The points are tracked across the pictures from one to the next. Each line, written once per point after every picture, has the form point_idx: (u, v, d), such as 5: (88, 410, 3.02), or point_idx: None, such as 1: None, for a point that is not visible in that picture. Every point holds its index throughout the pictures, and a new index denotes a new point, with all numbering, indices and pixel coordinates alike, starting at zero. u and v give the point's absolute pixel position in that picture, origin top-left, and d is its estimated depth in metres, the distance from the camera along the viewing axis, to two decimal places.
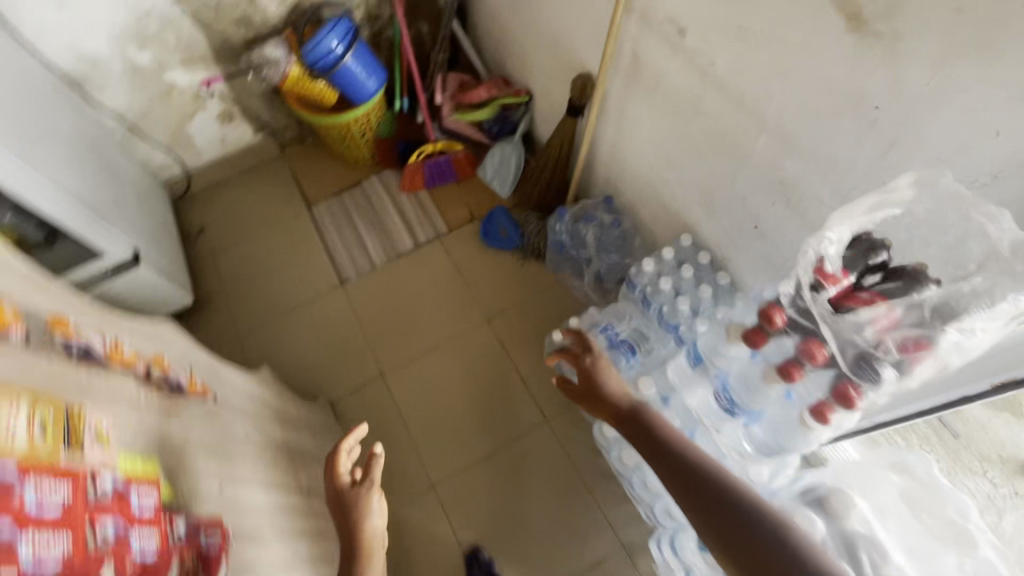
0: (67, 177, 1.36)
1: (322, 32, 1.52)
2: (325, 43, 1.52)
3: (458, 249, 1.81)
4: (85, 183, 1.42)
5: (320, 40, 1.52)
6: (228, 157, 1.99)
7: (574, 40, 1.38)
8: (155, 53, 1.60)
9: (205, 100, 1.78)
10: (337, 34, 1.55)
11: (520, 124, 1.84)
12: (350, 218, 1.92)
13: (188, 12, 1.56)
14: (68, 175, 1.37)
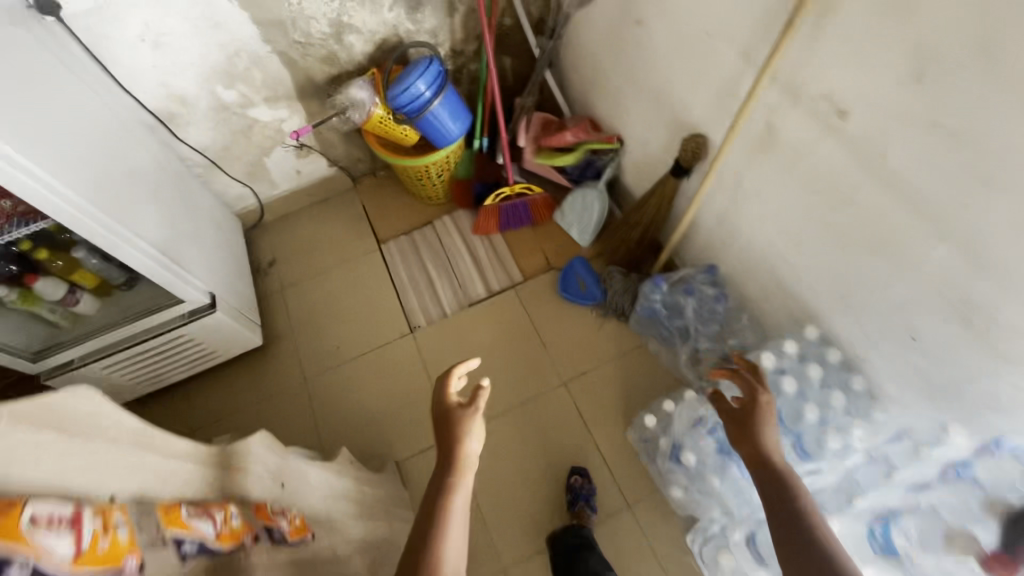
0: (152, 224, 1.33)
1: (410, 76, 1.43)
2: (414, 84, 1.43)
3: (535, 302, 1.71)
4: (167, 228, 1.39)
5: (408, 80, 1.44)
6: (301, 189, 1.95)
7: (687, 97, 1.25)
8: (241, 91, 1.56)
9: (284, 135, 1.74)
10: (426, 78, 1.46)
11: (606, 170, 1.72)
12: (421, 261, 1.85)
13: (276, 52, 1.51)
14: (152, 222, 1.33)
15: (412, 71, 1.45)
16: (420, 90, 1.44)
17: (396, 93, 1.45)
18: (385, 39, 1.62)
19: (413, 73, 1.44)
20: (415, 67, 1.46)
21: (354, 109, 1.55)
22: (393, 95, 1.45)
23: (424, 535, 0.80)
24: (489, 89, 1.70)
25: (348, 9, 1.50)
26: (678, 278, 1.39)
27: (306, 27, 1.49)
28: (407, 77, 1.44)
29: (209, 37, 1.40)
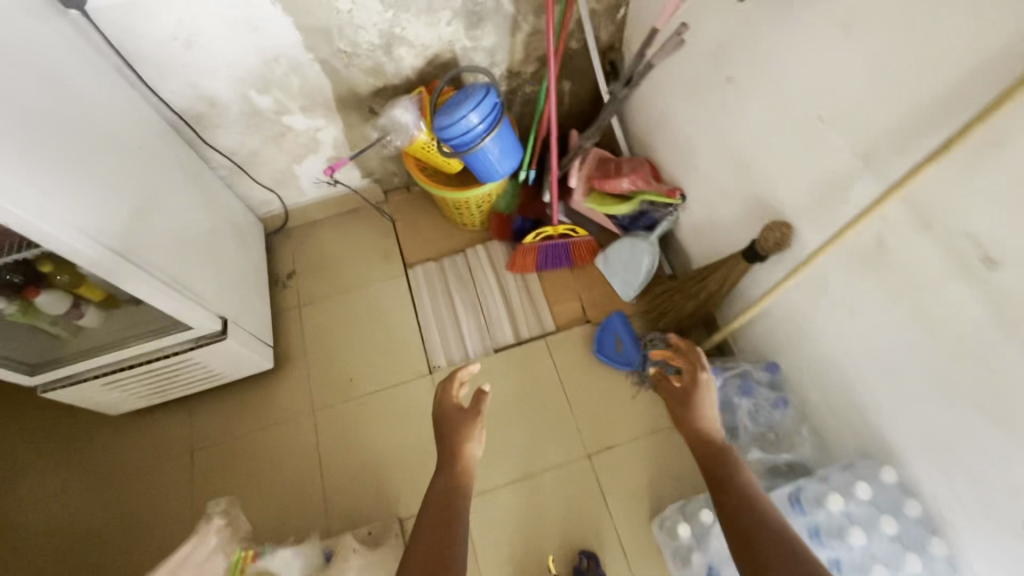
0: (163, 246, 1.21)
1: (461, 108, 1.28)
2: (464, 116, 1.28)
3: (566, 357, 1.59)
4: (180, 248, 1.28)
5: (458, 111, 1.28)
6: (330, 199, 1.83)
7: (777, 176, 1.09)
8: (277, 97, 1.43)
9: (318, 144, 1.61)
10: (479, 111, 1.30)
11: (661, 223, 1.57)
12: (448, 293, 1.72)
13: (319, 60, 1.37)
14: (163, 243, 1.22)
15: (463, 100, 1.29)
16: (470, 125, 1.28)
17: (444, 125, 1.29)
18: (438, 54, 1.47)
19: (464, 104, 1.28)
20: (466, 96, 1.29)
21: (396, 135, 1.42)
22: (440, 127, 1.30)
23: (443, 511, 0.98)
24: (545, 121, 1.54)
25: (401, 21, 1.35)
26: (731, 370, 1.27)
27: (353, 36, 1.35)
28: (457, 108, 1.28)
29: (246, 40, 1.27)
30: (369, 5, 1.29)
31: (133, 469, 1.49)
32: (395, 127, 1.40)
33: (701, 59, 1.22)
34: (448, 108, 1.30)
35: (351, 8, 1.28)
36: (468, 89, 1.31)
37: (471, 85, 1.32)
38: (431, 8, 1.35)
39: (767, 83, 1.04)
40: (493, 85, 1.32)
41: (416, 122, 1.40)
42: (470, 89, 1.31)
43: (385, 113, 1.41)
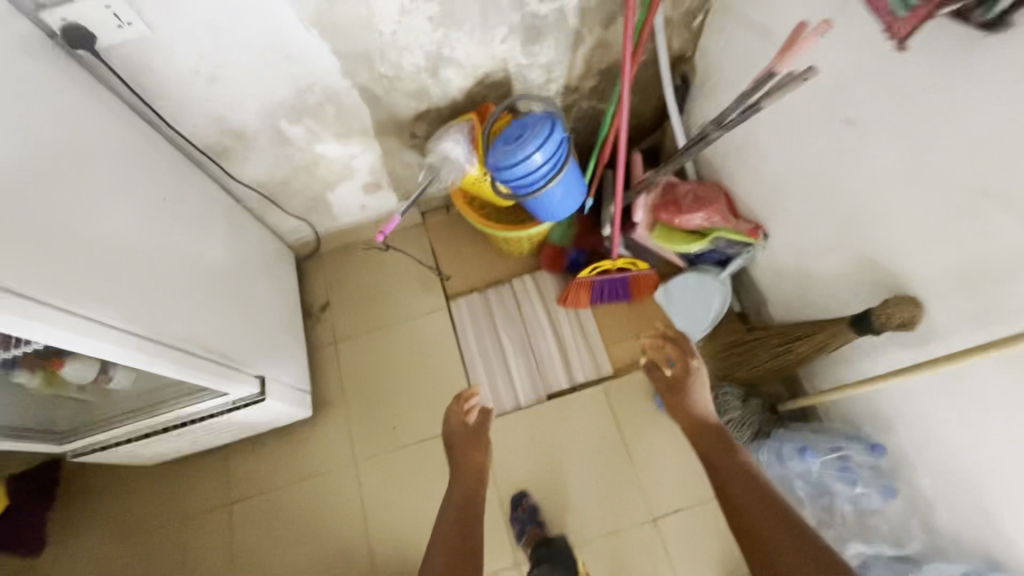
0: (190, 312, 1.09)
1: (527, 139, 1.12)
2: (529, 155, 1.12)
3: (626, 405, 1.47)
4: (209, 306, 1.16)
5: (522, 150, 1.12)
6: (365, 223, 1.68)
7: (908, 244, 0.93)
8: (311, 127, 1.27)
9: (354, 171, 1.46)
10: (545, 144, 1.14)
11: (734, 260, 1.42)
12: (495, 330, 1.60)
13: (358, 87, 1.21)
14: (190, 307, 1.10)
15: (527, 135, 1.13)
16: (535, 164, 1.13)
17: (504, 164, 1.14)
18: (490, 73, 1.29)
19: (529, 141, 1.12)
20: (530, 130, 1.13)
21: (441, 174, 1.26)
22: (500, 166, 1.15)
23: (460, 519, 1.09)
24: (609, 146, 1.36)
25: (451, 40, 1.17)
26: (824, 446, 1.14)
27: (397, 59, 1.17)
28: (521, 146, 1.13)
29: (277, 69, 1.10)
30: (416, 26, 1.11)
31: (173, 524, 1.43)
32: (441, 166, 1.25)
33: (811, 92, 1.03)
34: (509, 144, 1.14)
35: (396, 29, 1.10)
36: (531, 121, 1.15)
37: (535, 116, 1.16)
38: (485, 25, 1.16)
39: (908, 136, 0.87)
40: (560, 118, 1.16)
41: (466, 159, 1.24)
42: (534, 121, 1.15)
43: (433, 147, 1.26)
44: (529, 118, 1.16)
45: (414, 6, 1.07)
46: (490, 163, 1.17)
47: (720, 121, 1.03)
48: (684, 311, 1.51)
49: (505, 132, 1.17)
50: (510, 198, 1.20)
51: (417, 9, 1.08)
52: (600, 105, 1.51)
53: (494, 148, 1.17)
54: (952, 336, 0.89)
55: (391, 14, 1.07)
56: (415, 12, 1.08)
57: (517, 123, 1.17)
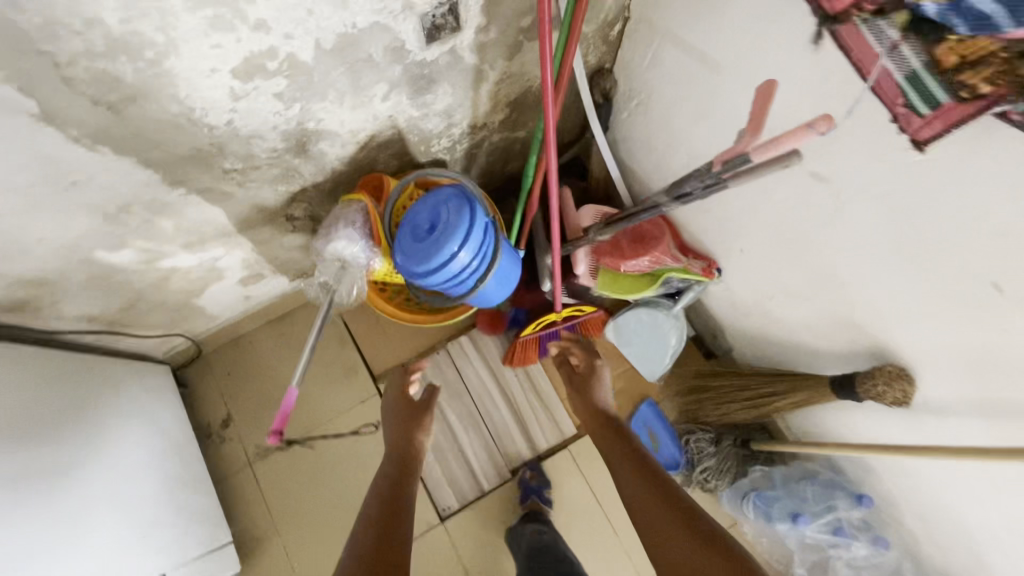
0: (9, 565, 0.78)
1: (450, 236, 0.89)
2: (453, 256, 0.89)
3: (598, 468, 1.37)
4: (34, 536, 0.84)
5: (443, 250, 0.89)
6: (254, 312, 1.37)
7: (896, 316, 0.83)
8: (144, 247, 0.93)
9: (222, 271, 1.13)
10: (475, 239, 0.90)
11: (687, 293, 1.28)
12: (439, 410, 1.40)
13: (197, 191, 0.88)
14: (7, 557, 0.78)
15: (445, 228, 0.89)
16: (464, 265, 0.90)
17: (423, 269, 0.90)
18: (375, 135, 1.00)
19: (450, 237, 0.89)
20: (447, 221, 0.90)
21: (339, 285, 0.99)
22: (419, 272, 0.91)
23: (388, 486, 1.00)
24: (535, 201, 1.14)
25: (315, 112, 0.87)
26: (806, 490, 1.16)
27: (245, 148, 0.85)
28: (441, 244, 0.89)
29: (62, 204, 0.76)
30: (261, 108, 0.80)
31: None
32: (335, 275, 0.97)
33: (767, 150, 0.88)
34: (424, 243, 0.90)
35: (232, 118, 0.78)
36: (446, 206, 0.91)
37: (449, 198, 0.91)
38: (357, 87, 0.87)
39: (896, 209, 0.73)
40: (482, 197, 0.93)
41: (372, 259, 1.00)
42: (450, 207, 0.91)
43: (322, 246, 0.97)
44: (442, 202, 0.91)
45: (251, 86, 0.75)
46: (405, 269, 0.92)
47: (677, 185, 0.82)
48: (639, 348, 1.37)
49: (416, 224, 0.92)
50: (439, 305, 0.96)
51: (257, 90, 0.76)
52: (514, 133, 1.27)
53: (406, 248, 0.92)
54: (950, 411, 0.82)
55: (219, 103, 0.75)
56: (253, 94, 0.77)
57: (428, 209, 0.92)
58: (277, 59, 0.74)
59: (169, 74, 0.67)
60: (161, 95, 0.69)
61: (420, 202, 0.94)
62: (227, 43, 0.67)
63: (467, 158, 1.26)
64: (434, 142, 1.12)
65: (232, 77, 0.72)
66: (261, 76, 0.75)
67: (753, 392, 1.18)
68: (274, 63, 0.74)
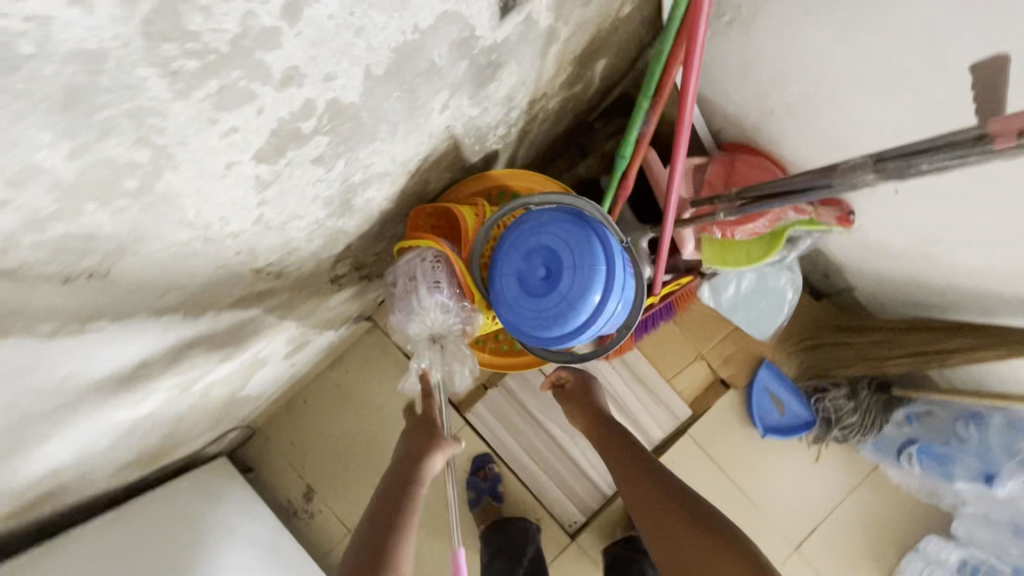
0: None
1: (582, 278, 0.71)
2: (602, 308, 0.70)
3: (723, 443, 1.27)
4: None
5: (587, 304, 0.70)
6: (301, 374, 1.15)
7: None
8: (177, 382, 0.70)
9: (264, 359, 0.90)
10: (611, 280, 0.71)
11: (803, 241, 1.07)
12: (539, 423, 1.25)
13: (229, 304, 0.63)
14: None
15: (578, 272, 0.71)
16: (614, 315, 0.72)
17: (563, 331, 0.72)
18: (428, 155, 0.73)
19: (590, 284, 0.70)
20: (578, 262, 0.71)
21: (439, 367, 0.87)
22: (557, 335, 0.72)
23: (384, 511, 0.73)
24: (632, 184, 0.91)
25: (362, 160, 0.59)
26: (960, 430, 1.09)
27: (279, 237, 0.59)
28: (581, 295, 0.71)
29: (66, 400, 0.51)
30: (296, 184, 0.53)
31: None
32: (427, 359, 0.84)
33: (985, 84, 0.64)
34: (555, 297, 0.72)
35: (262, 211, 0.52)
36: (570, 243, 0.71)
37: (568, 231, 0.72)
38: (412, 110, 0.58)
39: None
40: (605, 219, 0.73)
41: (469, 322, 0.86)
42: (575, 243, 0.71)
43: (408, 321, 0.84)
44: (560, 239, 0.72)
45: (283, 163, 0.48)
46: (533, 334, 0.74)
47: (887, 161, 0.60)
48: (749, 312, 1.20)
49: (531, 273, 0.73)
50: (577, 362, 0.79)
51: (291, 164, 0.49)
52: (570, 91, 0.98)
53: (527, 306, 0.73)
54: None
55: (244, 201, 0.48)
56: (285, 172, 0.49)
57: (542, 250, 0.73)
58: (316, 116, 0.46)
59: (171, 196, 0.40)
60: (165, 227, 0.43)
61: (526, 242, 0.74)
62: (248, 120, 0.40)
63: (520, 138, 0.98)
64: (490, 136, 0.85)
65: (257, 163, 0.45)
66: (295, 146, 0.47)
67: (916, 347, 1.04)
68: (311, 122, 0.46)
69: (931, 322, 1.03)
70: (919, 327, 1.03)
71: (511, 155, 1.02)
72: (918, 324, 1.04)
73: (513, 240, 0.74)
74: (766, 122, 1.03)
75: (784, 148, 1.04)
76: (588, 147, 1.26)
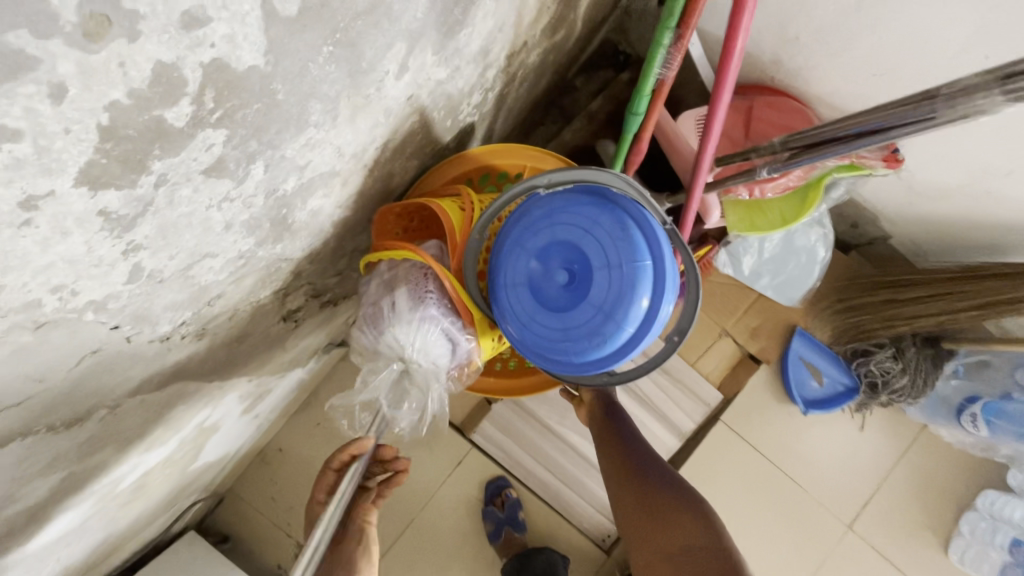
0: None
1: (621, 281, 0.54)
2: (654, 315, 0.54)
3: (758, 423, 1.14)
4: None
5: (633, 312, 0.54)
6: (270, 421, 0.96)
7: None
8: (85, 495, 0.51)
9: (215, 425, 0.71)
10: (656, 278, 0.54)
11: (839, 189, 0.90)
12: (554, 433, 1.10)
13: (129, 390, 0.44)
14: None
15: (613, 271, 0.54)
16: (669, 321, 0.55)
17: (603, 352, 0.55)
18: (388, 141, 0.53)
19: (632, 287, 0.53)
20: (612, 258, 0.54)
21: (394, 404, 0.62)
22: (597, 358, 0.56)
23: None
24: (646, 148, 0.73)
25: (292, 160, 0.40)
26: None
27: (183, 289, 0.39)
28: (622, 302, 0.54)
29: None
30: (189, 210, 0.33)
31: None
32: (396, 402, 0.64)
33: None
34: (587, 308, 0.55)
35: (137, 261, 0.32)
36: (597, 233, 0.54)
37: (591, 217, 0.55)
38: (357, 74, 0.39)
39: None
40: (638, 196, 0.56)
41: (460, 352, 0.64)
42: (604, 233, 0.54)
43: (376, 341, 0.63)
44: (582, 229, 0.55)
45: (150, 184, 0.29)
46: (564, 359, 0.57)
47: (1020, 77, 0.42)
48: (779, 276, 1.04)
49: (550, 280, 0.56)
50: (621, 384, 0.62)
51: (167, 184, 0.30)
52: (553, 40, 0.79)
53: (551, 325, 0.56)
54: None
55: (93, 255, 0.29)
56: (161, 197, 0.30)
57: (560, 248, 0.55)
58: (189, 98, 0.27)
59: None
60: None
61: (537, 239, 0.56)
62: (34, 115, 0.21)
63: (498, 105, 0.79)
64: (463, 107, 0.65)
65: (91, 191, 0.26)
66: (164, 152, 0.28)
67: (978, 298, 0.90)
68: (183, 109, 0.27)
69: (994, 268, 0.89)
70: (984, 275, 0.89)
71: (489, 128, 0.83)
72: (980, 272, 0.90)
73: (518, 237, 0.57)
74: (786, 53, 0.86)
75: (810, 83, 0.87)
76: (573, 111, 1.08)
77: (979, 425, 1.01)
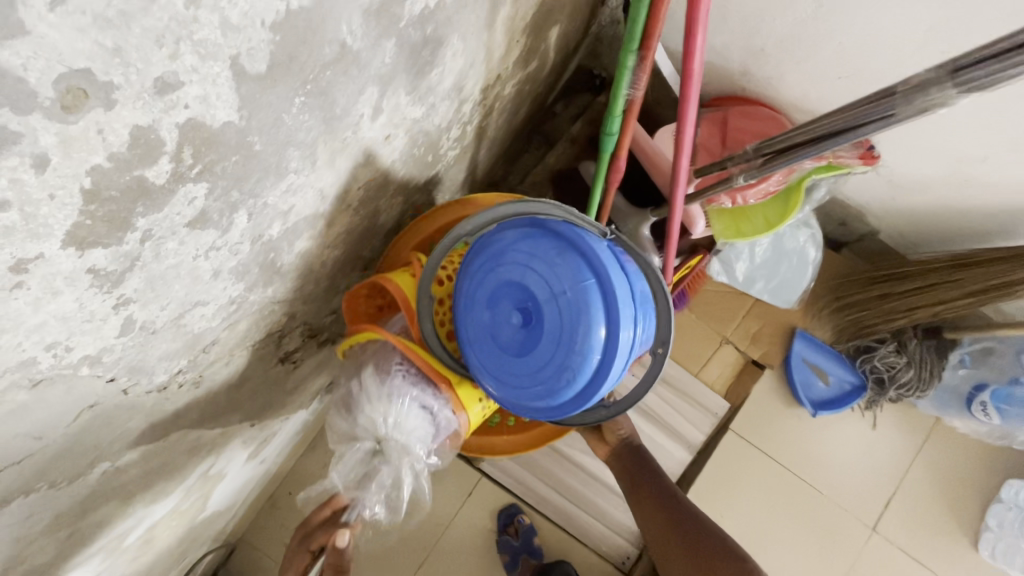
0: None
1: (567, 310, 0.54)
2: (613, 338, 0.54)
3: (767, 431, 1.13)
4: None
5: (592, 340, 0.54)
6: (278, 464, 0.96)
7: None
8: (93, 552, 0.51)
9: (220, 472, 0.71)
10: (603, 298, 0.54)
11: (822, 188, 0.91)
12: (564, 454, 1.09)
13: (129, 441, 0.44)
14: None
15: (558, 302, 0.54)
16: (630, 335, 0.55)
17: (575, 387, 0.56)
18: (370, 180, 0.55)
19: (580, 313, 0.54)
20: (555, 289, 0.55)
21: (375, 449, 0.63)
22: (573, 395, 0.56)
23: None
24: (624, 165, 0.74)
25: (276, 205, 0.41)
26: None
27: (177, 338, 0.41)
28: (575, 330, 0.54)
29: None
30: (177, 261, 0.35)
31: None
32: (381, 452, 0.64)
33: None
34: (546, 346, 0.56)
35: (129, 314, 0.34)
36: (536, 268, 0.55)
37: (527, 254, 0.56)
38: (332, 120, 0.41)
39: None
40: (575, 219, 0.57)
41: (439, 421, 0.65)
42: (542, 267, 0.55)
43: (353, 425, 0.65)
44: (522, 267, 0.56)
45: (137, 240, 0.30)
46: (545, 403, 0.58)
47: (969, 69, 0.44)
48: (771, 279, 1.05)
49: (506, 325, 0.58)
50: (620, 411, 0.62)
51: (153, 239, 0.31)
52: (527, 70, 0.82)
53: (521, 370, 0.58)
54: None
55: (84, 311, 0.30)
56: (147, 250, 0.32)
57: (507, 292, 0.57)
58: (168, 156, 0.28)
59: None
60: None
61: (485, 288, 0.59)
62: (20, 184, 0.23)
63: (479, 137, 0.81)
64: (443, 142, 0.68)
65: (79, 251, 0.27)
66: (147, 209, 0.29)
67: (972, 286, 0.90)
68: (163, 167, 0.29)
69: (986, 254, 0.89)
70: (976, 262, 0.90)
71: (472, 159, 0.85)
72: (972, 260, 0.90)
73: (471, 290, 0.60)
74: (754, 64, 0.89)
75: (780, 89, 0.90)
76: (555, 135, 1.11)
77: (991, 412, 1.00)
